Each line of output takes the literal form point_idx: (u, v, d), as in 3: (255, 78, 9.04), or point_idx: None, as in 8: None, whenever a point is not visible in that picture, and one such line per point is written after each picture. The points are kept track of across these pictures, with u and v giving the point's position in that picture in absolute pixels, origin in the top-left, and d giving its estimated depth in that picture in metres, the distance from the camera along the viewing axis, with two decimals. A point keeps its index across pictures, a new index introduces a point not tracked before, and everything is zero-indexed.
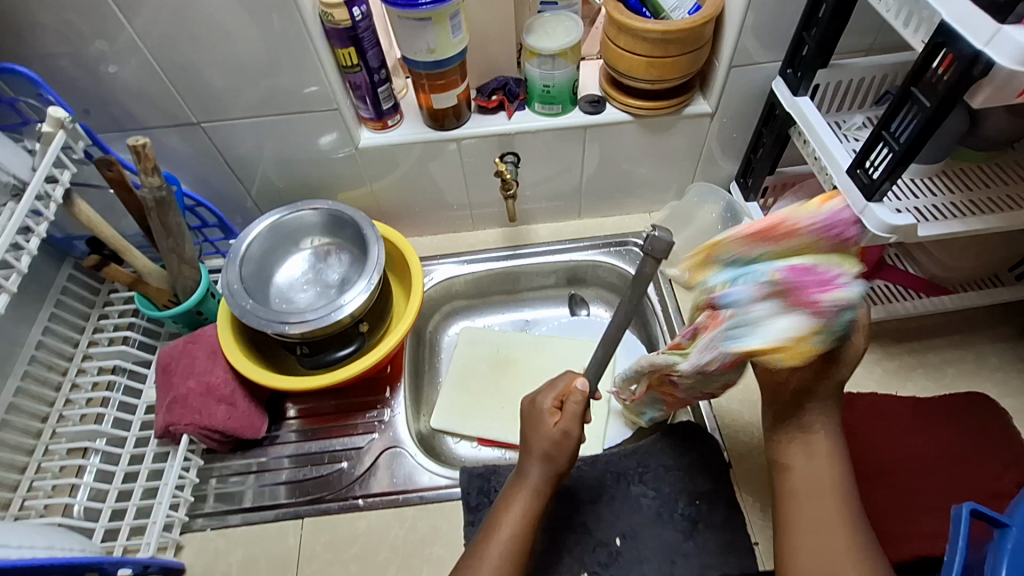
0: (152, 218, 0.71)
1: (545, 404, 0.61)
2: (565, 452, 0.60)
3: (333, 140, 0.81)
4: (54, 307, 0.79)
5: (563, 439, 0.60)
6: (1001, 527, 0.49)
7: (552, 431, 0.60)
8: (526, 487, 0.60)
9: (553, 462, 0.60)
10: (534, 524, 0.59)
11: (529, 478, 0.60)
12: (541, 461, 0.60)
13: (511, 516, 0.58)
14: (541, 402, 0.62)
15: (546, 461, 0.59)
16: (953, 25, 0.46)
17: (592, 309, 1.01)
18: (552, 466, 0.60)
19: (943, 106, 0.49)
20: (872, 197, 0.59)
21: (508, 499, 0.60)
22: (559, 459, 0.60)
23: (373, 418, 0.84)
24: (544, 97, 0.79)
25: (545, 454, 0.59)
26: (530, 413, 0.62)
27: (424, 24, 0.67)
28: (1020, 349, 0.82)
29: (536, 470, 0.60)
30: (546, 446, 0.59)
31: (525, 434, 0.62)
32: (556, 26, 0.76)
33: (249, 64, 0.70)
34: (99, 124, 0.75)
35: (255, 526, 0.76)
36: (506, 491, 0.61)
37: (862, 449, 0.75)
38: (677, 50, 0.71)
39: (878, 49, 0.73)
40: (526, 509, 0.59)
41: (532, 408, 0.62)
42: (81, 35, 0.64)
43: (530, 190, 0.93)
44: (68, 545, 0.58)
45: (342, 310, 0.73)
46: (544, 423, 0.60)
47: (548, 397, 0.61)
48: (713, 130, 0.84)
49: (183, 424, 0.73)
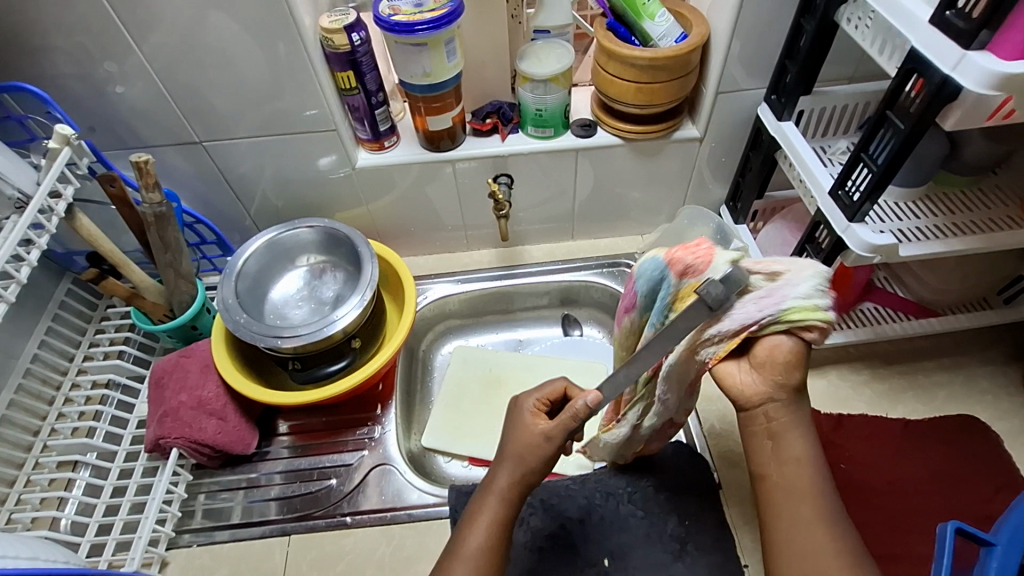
0: (151, 232, 0.72)
1: (528, 405, 0.60)
2: (542, 455, 0.56)
3: (332, 161, 0.84)
4: (51, 321, 0.80)
5: (541, 442, 0.56)
6: (987, 546, 0.49)
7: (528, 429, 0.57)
8: (494, 494, 0.56)
9: (524, 465, 0.56)
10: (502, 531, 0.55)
11: (499, 479, 0.57)
12: (514, 462, 0.57)
13: (479, 521, 0.55)
14: (525, 403, 0.61)
15: (518, 462, 0.56)
16: (923, 53, 0.48)
17: (585, 329, 1.02)
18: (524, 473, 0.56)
19: (917, 129, 0.51)
20: (854, 217, 0.62)
21: (477, 503, 0.57)
22: (533, 464, 0.56)
23: (363, 435, 0.84)
24: (537, 121, 0.81)
25: (520, 453, 0.57)
26: (513, 412, 0.61)
27: (420, 49, 0.70)
28: (1010, 372, 0.82)
29: (506, 471, 0.57)
30: (523, 445, 0.57)
31: (506, 435, 0.60)
32: (548, 52, 0.79)
33: (253, 87, 0.73)
34: (104, 142, 0.77)
35: (242, 543, 0.75)
36: (477, 495, 0.57)
37: (853, 470, 0.75)
38: (665, 76, 0.73)
39: (860, 77, 0.76)
40: (495, 513, 0.55)
41: (516, 411, 0.60)
42: (91, 57, 0.67)
43: (524, 212, 0.95)
44: (52, 556, 0.58)
45: (334, 325, 0.74)
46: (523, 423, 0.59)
47: (529, 401, 0.61)
48: (701, 154, 0.87)
49: (173, 437, 0.73)
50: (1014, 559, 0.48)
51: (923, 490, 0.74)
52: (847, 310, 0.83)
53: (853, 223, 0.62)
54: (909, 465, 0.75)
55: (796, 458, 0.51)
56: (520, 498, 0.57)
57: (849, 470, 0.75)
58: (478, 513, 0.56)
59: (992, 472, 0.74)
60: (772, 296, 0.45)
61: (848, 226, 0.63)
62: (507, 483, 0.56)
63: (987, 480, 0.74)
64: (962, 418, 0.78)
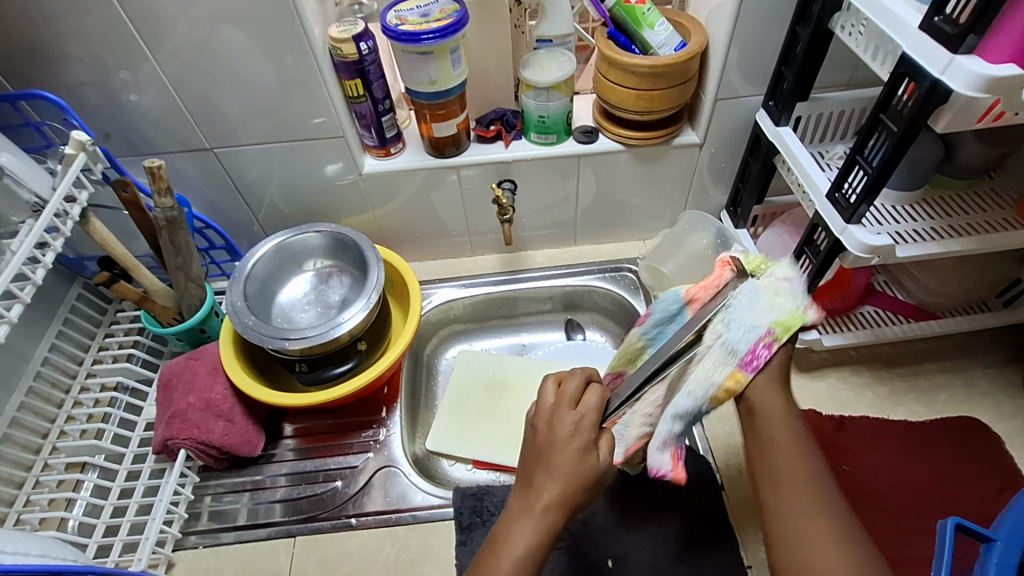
0: (163, 236, 0.73)
1: (569, 425, 0.54)
2: (590, 489, 0.52)
3: (339, 168, 0.85)
4: (62, 324, 0.81)
5: (598, 477, 0.53)
6: (987, 543, 0.51)
7: (582, 459, 0.52)
8: (531, 532, 0.51)
9: (575, 496, 0.52)
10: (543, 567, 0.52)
11: (540, 522, 0.51)
12: (562, 499, 0.52)
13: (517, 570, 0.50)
14: (584, 427, 0.53)
15: (572, 494, 0.52)
16: (914, 58, 0.50)
17: (588, 334, 1.03)
18: (563, 511, 0.52)
19: (910, 130, 0.52)
20: (850, 219, 0.63)
21: (509, 548, 0.51)
22: (582, 495, 0.53)
23: (368, 437, 0.85)
24: (540, 127, 0.83)
25: (565, 494, 0.51)
26: (547, 425, 0.55)
27: (425, 57, 0.72)
28: (1011, 374, 0.82)
29: (548, 513, 0.51)
30: (575, 479, 0.52)
31: (555, 456, 0.52)
32: (550, 61, 0.81)
33: (263, 97, 0.75)
34: (116, 149, 0.79)
35: (248, 544, 0.76)
36: (508, 533, 0.52)
37: (854, 472, 0.76)
38: (664, 83, 0.75)
39: (857, 83, 0.77)
40: (533, 561, 0.51)
41: (569, 434, 0.53)
42: (108, 66, 0.69)
43: (528, 218, 0.96)
44: (61, 554, 0.59)
45: (340, 327, 0.75)
46: (586, 454, 0.52)
47: (571, 415, 0.54)
48: (702, 160, 0.88)
49: (181, 438, 0.74)
50: (1015, 555, 0.49)
51: (924, 491, 0.74)
52: (846, 313, 0.84)
53: (851, 225, 0.63)
54: (910, 466, 0.76)
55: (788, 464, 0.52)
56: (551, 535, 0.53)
57: (851, 471, 0.76)
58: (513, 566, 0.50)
59: (993, 473, 0.74)
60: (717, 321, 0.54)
61: (845, 228, 0.64)
62: (547, 523, 0.51)
63: (989, 482, 0.74)
64: (963, 420, 0.78)
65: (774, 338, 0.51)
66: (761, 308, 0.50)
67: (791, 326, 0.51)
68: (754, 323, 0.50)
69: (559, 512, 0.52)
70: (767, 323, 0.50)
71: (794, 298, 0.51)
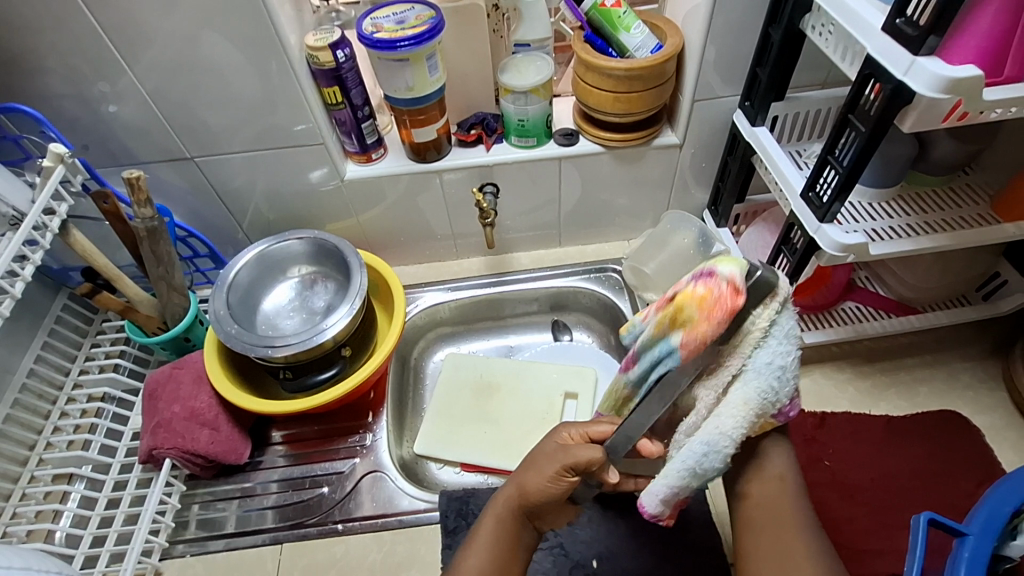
0: (143, 246, 0.74)
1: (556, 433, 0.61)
2: (540, 489, 0.57)
3: (322, 175, 0.86)
4: (48, 336, 0.81)
5: (553, 476, 0.56)
6: (959, 536, 0.52)
7: (540, 458, 0.59)
8: (491, 517, 0.61)
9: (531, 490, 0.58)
10: (505, 554, 0.59)
11: (495, 507, 0.61)
12: (516, 492, 0.59)
13: (474, 547, 0.60)
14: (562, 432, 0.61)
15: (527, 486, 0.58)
16: (879, 60, 0.50)
17: (574, 334, 1.03)
18: (523, 502, 0.59)
19: (877, 131, 0.53)
20: (824, 218, 0.64)
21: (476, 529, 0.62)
22: (537, 490, 0.57)
23: (355, 442, 0.85)
24: (520, 131, 0.83)
25: (520, 486, 0.59)
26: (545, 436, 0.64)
27: (402, 64, 0.72)
28: (991, 367, 0.83)
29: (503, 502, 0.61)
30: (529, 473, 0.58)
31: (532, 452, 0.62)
32: (528, 65, 0.81)
33: (243, 106, 0.75)
34: (97, 159, 0.79)
35: (236, 551, 0.76)
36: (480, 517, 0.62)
37: (835, 467, 0.77)
38: (641, 86, 0.75)
39: (833, 82, 0.78)
40: (491, 541, 0.60)
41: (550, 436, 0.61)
42: (85, 78, 0.69)
43: (511, 221, 0.97)
44: (46, 566, 0.59)
45: (324, 334, 0.75)
46: (547, 448, 0.59)
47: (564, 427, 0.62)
48: (683, 159, 0.89)
49: (166, 448, 0.74)
50: (986, 546, 0.51)
51: (905, 485, 0.75)
52: (827, 310, 0.84)
53: (824, 224, 0.64)
54: (891, 461, 0.76)
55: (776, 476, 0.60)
56: (519, 529, 0.60)
57: (833, 466, 0.77)
58: (474, 544, 0.60)
59: (972, 465, 0.75)
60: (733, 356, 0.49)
61: (819, 226, 0.64)
62: (501, 510, 0.60)
63: (968, 475, 0.75)
64: (943, 414, 0.79)
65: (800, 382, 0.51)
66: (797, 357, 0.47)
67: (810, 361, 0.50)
68: (793, 375, 0.48)
69: (518, 505, 0.59)
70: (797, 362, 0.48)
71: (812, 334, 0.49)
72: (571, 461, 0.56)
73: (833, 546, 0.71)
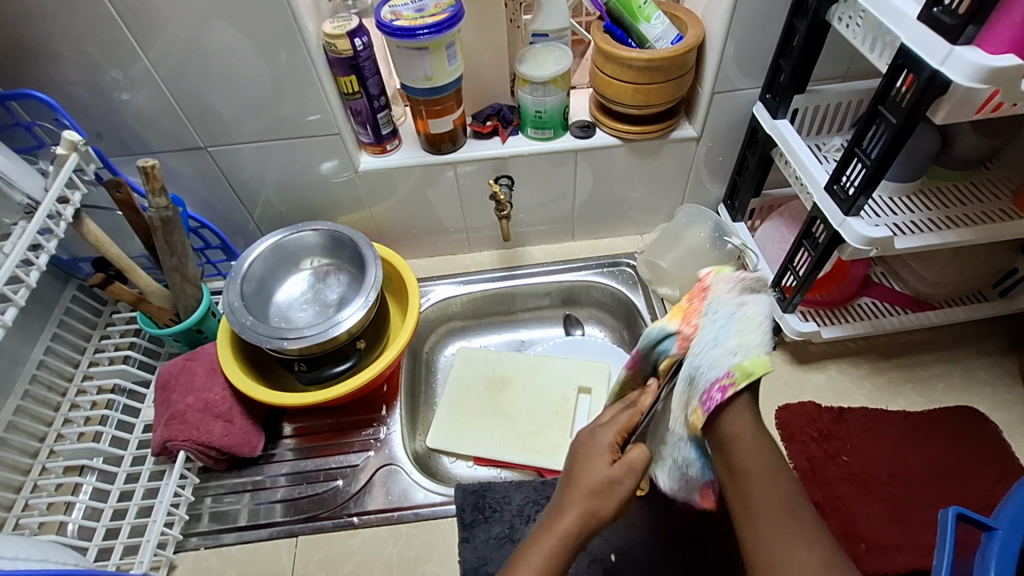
0: (158, 237, 0.73)
1: (606, 438, 0.59)
2: (611, 505, 0.55)
3: (334, 166, 0.85)
4: (57, 327, 0.80)
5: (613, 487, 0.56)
6: (989, 531, 0.52)
7: (604, 471, 0.56)
8: (553, 535, 0.54)
9: (593, 512, 0.55)
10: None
11: (562, 524, 0.55)
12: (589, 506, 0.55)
13: (529, 566, 0.53)
14: (603, 437, 0.59)
15: (591, 506, 0.55)
16: (913, 50, 0.50)
17: (587, 329, 1.02)
18: (589, 524, 0.55)
19: (908, 123, 0.52)
20: (849, 211, 0.63)
21: (530, 545, 0.55)
22: (600, 509, 0.55)
23: (369, 435, 0.84)
24: (536, 122, 0.83)
25: (588, 505, 0.55)
26: (584, 441, 0.60)
27: (421, 52, 0.71)
28: (1007, 363, 0.83)
29: (572, 519, 0.55)
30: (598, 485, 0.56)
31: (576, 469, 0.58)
32: (547, 55, 0.80)
33: (258, 95, 0.74)
34: (109, 149, 0.78)
35: (249, 545, 0.75)
36: (534, 534, 0.56)
37: (852, 463, 0.76)
38: (661, 77, 0.74)
39: (853, 75, 0.77)
40: (549, 560, 0.53)
41: (590, 446, 0.59)
42: (99, 64, 0.68)
43: (525, 214, 0.96)
44: (63, 559, 0.59)
45: (339, 326, 0.75)
46: (598, 460, 0.57)
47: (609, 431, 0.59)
48: (698, 153, 0.88)
49: (180, 440, 0.73)
50: (1015, 542, 0.51)
51: (924, 481, 0.75)
52: (844, 305, 0.84)
53: (850, 217, 0.63)
54: (908, 456, 0.76)
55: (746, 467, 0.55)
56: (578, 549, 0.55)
57: (850, 462, 0.76)
58: (525, 563, 0.53)
59: (991, 461, 0.75)
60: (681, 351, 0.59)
61: (844, 220, 0.64)
62: (569, 529, 0.54)
63: (987, 471, 0.74)
64: (961, 409, 0.79)
65: (731, 381, 0.52)
66: (726, 349, 0.52)
67: (749, 371, 0.51)
68: (713, 362, 0.52)
69: (581, 523, 0.55)
70: (725, 364, 0.52)
71: (764, 344, 0.51)
72: (618, 431, 0.59)
73: (851, 541, 0.71)
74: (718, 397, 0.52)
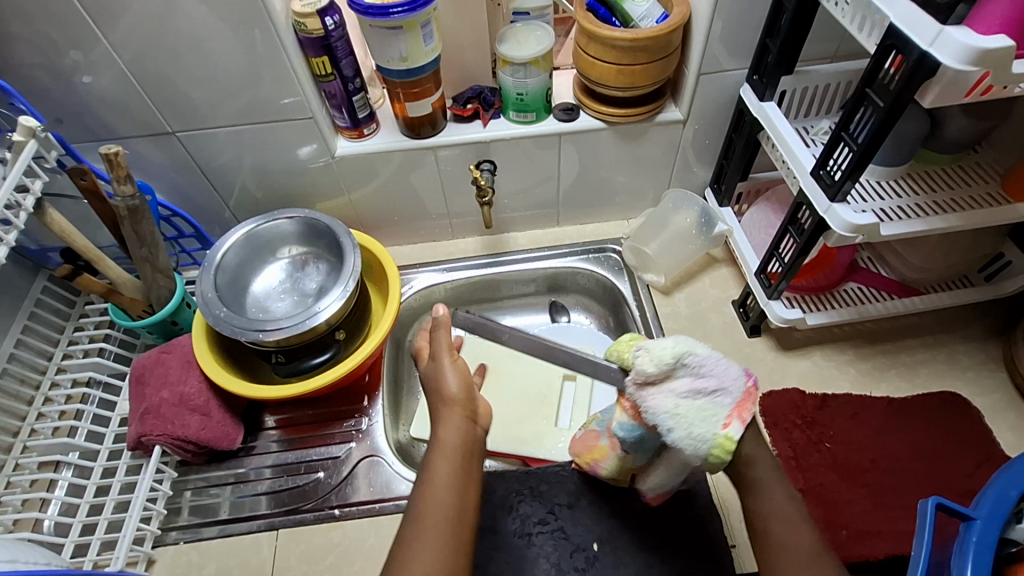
0: (125, 226, 0.70)
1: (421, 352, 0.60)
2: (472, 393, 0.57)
3: (312, 151, 0.82)
4: (28, 319, 0.77)
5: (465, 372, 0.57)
6: (967, 521, 0.52)
7: (461, 375, 0.57)
8: (443, 453, 0.53)
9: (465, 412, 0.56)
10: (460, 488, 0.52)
11: (448, 438, 0.54)
12: (461, 409, 0.55)
13: (436, 488, 0.51)
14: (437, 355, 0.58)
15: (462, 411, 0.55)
16: (902, 30, 0.48)
17: (573, 315, 1.01)
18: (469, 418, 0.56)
19: (895, 106, 0.51)
20: (835, 197, 0.62)
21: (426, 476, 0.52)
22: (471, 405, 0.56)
23: (351, 427, 0.83)
24: (518, 105, 0.80)
25: (456, 400, 0.56)
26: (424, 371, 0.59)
27: (395, 32, 0.68)
28: (991, 348, 0.83)
29: (455, 428, 0.54)
30: (462, 391, 0.56)
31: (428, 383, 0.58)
32: (528, 35, 0.78)
33: (227, 78, 0.71)
34: (71, 135, 0.75)
35: (230, 538, 0.75)
36: (426, 460, 0.53)
37: (835, 450, 0.76)
38: (646, 58, 0.72)
39: (843, 55, 0.75)
40: (449, 472, 0.52)
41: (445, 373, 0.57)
42: (56, 45, 0.65)
43: (509, 199, 0.94)
44: (32, 558, 0.56)
45: (317, 317, 0.73)
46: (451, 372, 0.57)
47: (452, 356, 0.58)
48: (685, 136, 0.86)
49: (155, 434, 0.72)
50: (992, 533, 0.51)
51: (907, 467, 0.75)
52: (830, 291, 0.83)
53: (835, 203, 0.62)
54: (891, 442, 0.76)
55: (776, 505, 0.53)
56: (475, 443, 0.55)
57: (834, 449, 0.76)
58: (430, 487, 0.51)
59: (972, 446, 0.75)
60: (695, 386, 0.53)
61: (830, 206, 0.62)
62: (455, 437, 0.54)
63: (968, 456, 0.75)
64: (943, 395, 0.79)
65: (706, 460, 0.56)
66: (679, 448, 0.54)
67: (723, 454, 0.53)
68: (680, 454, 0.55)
69: (462, 420, 0.55)
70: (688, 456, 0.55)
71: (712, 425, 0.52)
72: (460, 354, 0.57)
73: (834, 527, 0.71)
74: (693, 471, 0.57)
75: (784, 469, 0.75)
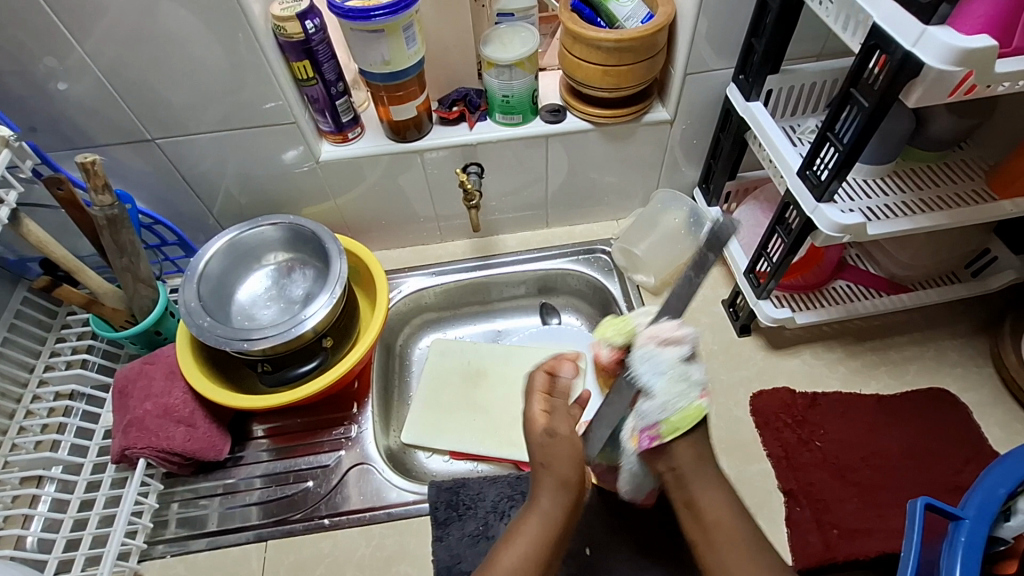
0: (104, 236, 0.69)
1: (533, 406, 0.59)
2: (575, 468, 0.56)
3: (296, 155, 0.81)
4: (7, 331, 0.76)
5: (553, 438, 0.56)
6: (956, 521, 0.53)
7: (558, 445, 0.56)
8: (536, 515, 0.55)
9: (568, 488, 0.55)
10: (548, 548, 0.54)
11: (546, 503, 0.55)
12: (568, 485, 0.55)
13: (517, 546, 0.54)
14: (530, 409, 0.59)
15: (561, 484, 0.55)
16: (885, 29, 0.48)
17: (563, 317, 1.01)
18: (569, 492, 0.55)
19: (880, 106, 0.51)
20: (821, 198, 0.62)
21: (515, 529, 0.55)
22: (572, 479, 0.55)
23: (339, 435, 0.82)
24: (504, 107, 0.80)
25: (564, 476, 0.55)
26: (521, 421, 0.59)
27: (377, 35, 0.67)
28: (978, 343, 0.83)
29: (556, 500, 0.55)
30: (568, 469, 0.55)
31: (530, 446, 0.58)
32: (512, 36, 0.77)
33: (208, 83, 0.70)
34: (47, 143, 0.74)
35: (218, 551, 0.74)
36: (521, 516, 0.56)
37: (826, 449, 0.76)
38: (631, 58, 0.72)
39: (828, 54, 0.75)
40: (536, 534, 0.54)
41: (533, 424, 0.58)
42: (30, 52, 0.63)
43: (497, 201, 0.93)
44: None
45: (303, 324, 0.72)
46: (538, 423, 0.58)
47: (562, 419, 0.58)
48: (673, 136, 0.86)
49: (139, 448, 0.71)
50: (982, 532, 0.51)
51: (898, 464, 0.75)
52: (819, 289, 0.83)
53: (822, 204, 0.62)
54: (881, 440, 0.76)
55: (715, 518, 0.54)
56: (572, 514, 0.56)
57: (826, 447, 0.76)
58: (516, 539, 0.54)
59: (961, 442, 0.75)
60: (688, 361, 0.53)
61: (817, 206, 0.62)
62: (556, 505, 0.55)
63: (957, 452, 0.75)
64: (932, 391, 0.79)
65: (659, 433, 0.52)
66: (658, 401, 0.52)
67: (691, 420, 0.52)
68: (648, 412, 0.52)
69: (559, 491, 0.55)
70: (656, 414, 0.52)
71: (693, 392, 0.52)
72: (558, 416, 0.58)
73: (825, 526, 0.71)
74: (649, 445, 0.53)
75: (775, 470, 0.75)
